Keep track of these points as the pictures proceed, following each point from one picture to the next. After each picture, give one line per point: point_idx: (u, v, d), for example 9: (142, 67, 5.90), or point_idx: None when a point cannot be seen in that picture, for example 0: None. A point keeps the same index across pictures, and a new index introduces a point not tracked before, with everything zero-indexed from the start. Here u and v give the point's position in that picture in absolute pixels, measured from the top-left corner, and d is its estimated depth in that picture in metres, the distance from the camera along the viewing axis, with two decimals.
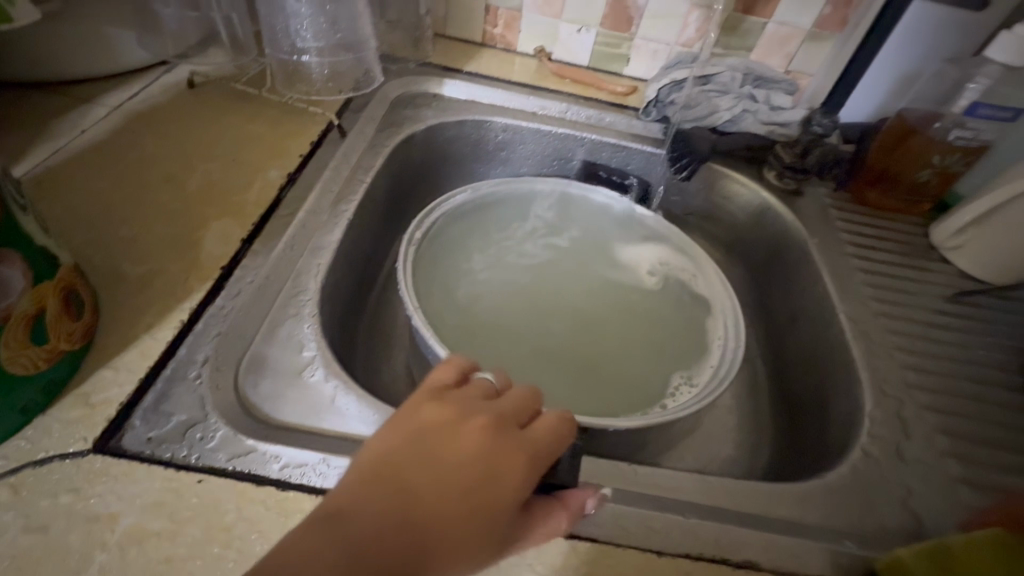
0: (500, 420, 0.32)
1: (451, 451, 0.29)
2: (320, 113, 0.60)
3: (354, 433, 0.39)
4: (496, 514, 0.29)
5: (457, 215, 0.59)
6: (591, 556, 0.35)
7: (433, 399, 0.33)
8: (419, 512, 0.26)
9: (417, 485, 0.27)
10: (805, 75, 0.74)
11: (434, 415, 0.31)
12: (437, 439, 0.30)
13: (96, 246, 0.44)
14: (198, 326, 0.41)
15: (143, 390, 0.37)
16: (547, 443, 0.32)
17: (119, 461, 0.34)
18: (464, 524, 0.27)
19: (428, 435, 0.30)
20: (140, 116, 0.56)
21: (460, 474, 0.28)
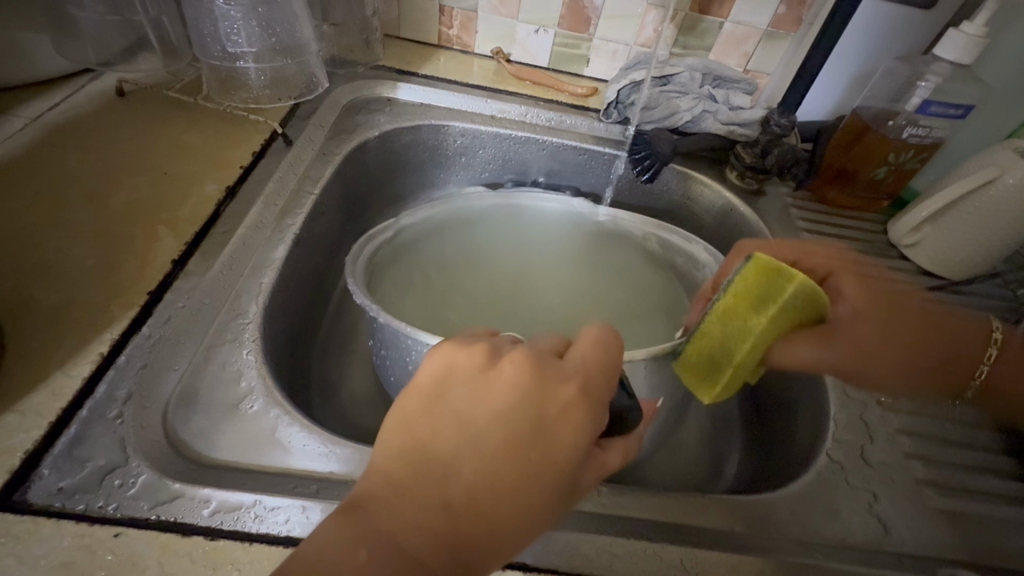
0: (539, 360, 0.27)
1: (484, 409, 0.26)
2: (263, 121, 0.57)
3: (296, 466, 0.36)
4: (549, 473, 0.25)
5: (405, 239, 0.54)
6: None
7: (460, 344, 0.28)
8: (457, 492, 0.25)
9: (453, 459, 0.25)
10: (763, 75, 0.74)
11: (461, 366, 0.27)
12: (468, 397, 0.26)
13: (5, 272, 0.41)
14: (120, 359, 0.38)
15: (54, 435, 0.34)
16: (597, 378, 0.28)
17: (22, 518, 0.30)
18: (512, 493, 0.25)
19: (457, 392, 0.26)
20: (60, 127, 0.52)
21: (497, 437, 0.25)
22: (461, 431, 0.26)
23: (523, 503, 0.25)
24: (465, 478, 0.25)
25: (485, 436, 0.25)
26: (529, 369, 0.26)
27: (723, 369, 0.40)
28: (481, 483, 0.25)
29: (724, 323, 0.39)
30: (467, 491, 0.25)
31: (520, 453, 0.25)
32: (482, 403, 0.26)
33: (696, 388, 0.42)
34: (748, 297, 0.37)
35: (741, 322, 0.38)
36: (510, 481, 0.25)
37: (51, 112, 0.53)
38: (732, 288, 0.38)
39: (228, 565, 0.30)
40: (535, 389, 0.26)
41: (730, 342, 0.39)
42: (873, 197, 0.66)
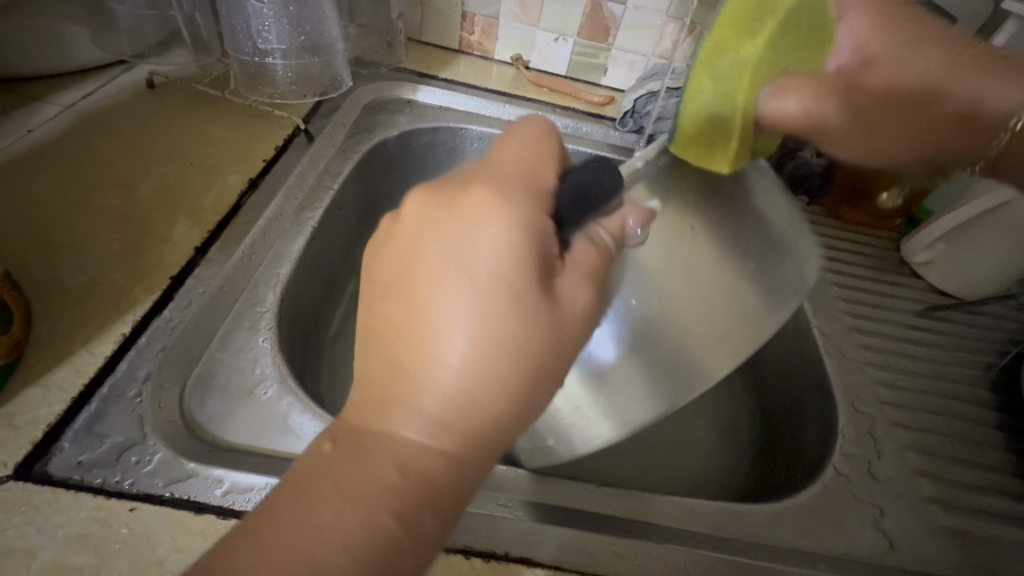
0: (456, 208, 0.29)
1: (423, 274, 0.28)
2: (287, 117, 0.58)
3: None
4: (512, 302, 0.27)
5: None
6: None
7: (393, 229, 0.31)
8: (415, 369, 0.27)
9: (410, 336, 0.28)
10: None
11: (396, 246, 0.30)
12: (406, 270, 0.29)
13: (34, 252, 0.42)
14: (141, 340, 0.39)
15: (75, 410, 0.34)
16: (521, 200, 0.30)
17: (42, 489, 0.31)
18: (482, 330, 0.27)
19: (395, 270, 0.29)
20: (92, 116, 0.54)
21: (442, 288, 0.28)
22: (408, 309, 0.28)
23: (499, 337, 0.27)
24: (424, 343, 0.27)
25: (434, 295, 0.28)
26: (453, 222, 0.29)
27: (725, 124, 0.38)
28: (457, 353, 0.27)
29: (717, 66, 0.40)
30: (429, 352, 0.27)
31: (473, 294, 0.27)
32: (418, 272, 0.29)
33: (706, 161, 0.37)
34: (736, 26, 0.40)
35: (733, 50, 0.40)
36: (482, 331, 0.27)
37: (83, 101, 0.55)
38: (721, 21, 0.40)
39: None
40: (463, 246, 0.28)
41: (721, 90, 0.40)
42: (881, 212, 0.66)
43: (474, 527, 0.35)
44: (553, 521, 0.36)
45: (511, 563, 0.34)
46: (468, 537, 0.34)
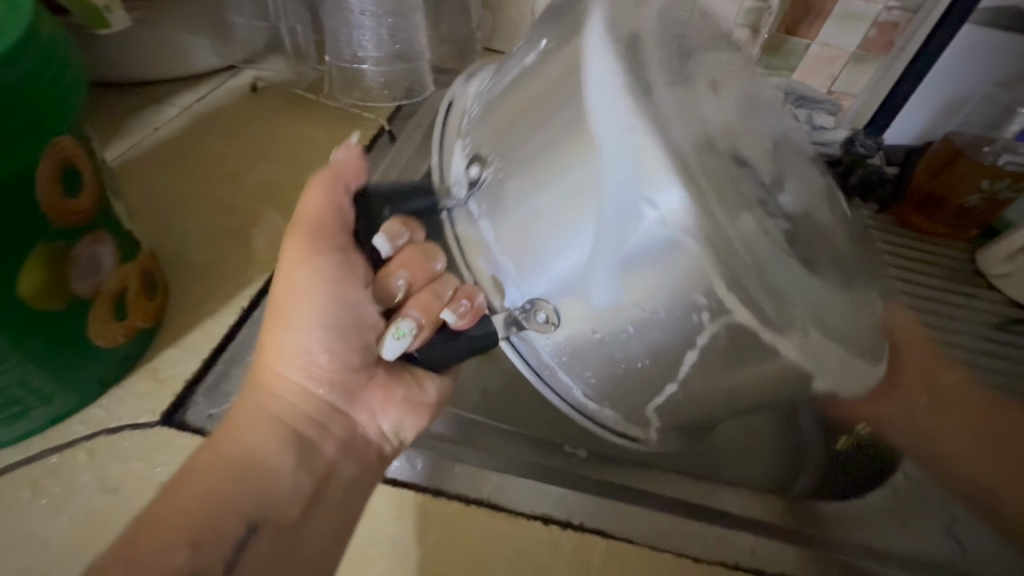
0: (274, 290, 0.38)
1: (269, 335, 0.36)
2: (373, 119, 0.64)
3: None
4: (295, 275, 0.35)
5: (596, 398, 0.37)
6: (627, 555, 0.36)
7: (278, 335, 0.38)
8: (253, 398, 0.34)
9: (258, 383, 0.35)
10: (848, 97, 0.75)
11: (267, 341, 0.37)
12: (261, 352, 0.36)
13: (165, 234, 0.48)
14: (255, 313, 0.43)
15: (205, 370, 0.39)
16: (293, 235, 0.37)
17: (182, 434, 0.36)
18: (292, 313, 0.35)
19: (258, 358, 0.36)
20: (206, 116, 0.60)
21: (273, 328, 0.36)
22: (261, 382, 0.35)
23: (299, 296, 0.35)
24: (260, 378, 0.35)
25: (269, 344, 0.36)
26: (270, 302, 0.37)
27: None
28: (303, 366, 0.35)
29: None
30: (263, 382, 0.35)
31: (276, 315, 0.36)
32: (264, 345, 0.36)
33: None
34: None
35: None
36: (283, 316, 0.35)
37: (198, 102, 0.61)
38: None
39: None
40: (273, 303, 0.37)
41: None
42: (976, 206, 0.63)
43: (551, 498, 0.37)
44: (625, 497, 0.38)
45: (588, 533, 0.36)
46: (545, 505, 0.37)
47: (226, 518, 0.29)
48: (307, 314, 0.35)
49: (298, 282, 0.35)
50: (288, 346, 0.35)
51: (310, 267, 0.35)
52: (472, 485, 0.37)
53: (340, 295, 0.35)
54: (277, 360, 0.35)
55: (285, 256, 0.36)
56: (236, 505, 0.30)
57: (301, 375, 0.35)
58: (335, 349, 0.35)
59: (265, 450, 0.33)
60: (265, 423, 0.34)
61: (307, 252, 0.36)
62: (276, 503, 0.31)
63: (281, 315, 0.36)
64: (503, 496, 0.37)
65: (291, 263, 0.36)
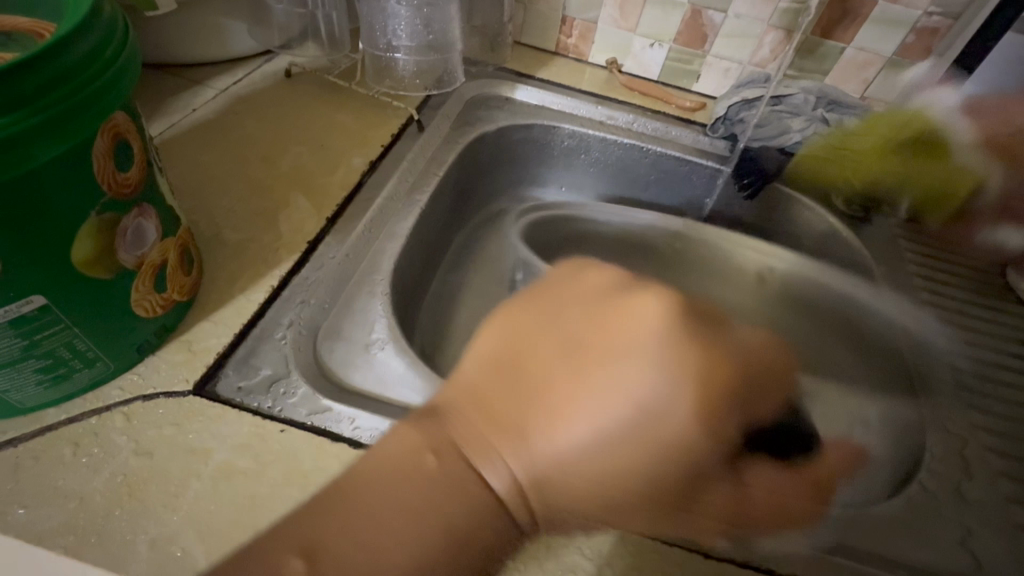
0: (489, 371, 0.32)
1: (540, 375, 0.31)
2: (402, 107, 0.65)
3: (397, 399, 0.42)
4: (611, 344, 0.31)
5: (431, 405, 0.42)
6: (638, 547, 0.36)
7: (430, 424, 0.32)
8: (497, 409, 0.31)
9: (502, 409, 0.31)
10: (880, 103, 0.74)
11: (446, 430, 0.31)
12: (530, 382, 0.31)
13: (201, 212, 0.49)
14: (285, 293, 0.45)
15: (236, 345, 0.41)
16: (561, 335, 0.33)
17: (214, 404, 0.37)
18: (575, 378, 0.30)
19: (492, 405, 0.31)
20: (241, 99, 0.61)
21: (547, 367, 0.31)
22: (523, 426, 0.30)
23: (590, 364, 0.31)
24: (549, 399, 0.30)
25: (548, 401, 0.30)
26: (483, 404, 0.31)
27: None
28: (586, 429, 0.29)
29: None
30: (540, 395, 0.31)
31: (538, 372, 0.31)
32: (486, 416, 0.31)
33: None
34: None
35: None
36: (592, 360, 0.31)
37: (234, 86, 0.63)
38: None
39: None
40: (527, 403, 0.31)
41: None
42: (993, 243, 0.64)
43: None
44: None
45: None
46: None
47: (482, 432, 0.30)
48: (607, 374, 0.30)
49: (592, 345, 0.31)
50: (570, 401, 0.30)
51: (639, 380, 0.30)
52: None
53: (644, 385, 0.29)
54: (645, 348, 0.30)
55: (554, 312, 0.34)
56: (494, 429, 0.30)
57: (586, 426, 0.29)
58: (638, 419, 0.29)
59: (573, 390, 0.30)
60: (646, 383, 0.29)
61: (626, 336, 0.31)
62: (558, 454, 0.29)
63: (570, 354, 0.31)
64: None
65: (574, 317, 0.33)
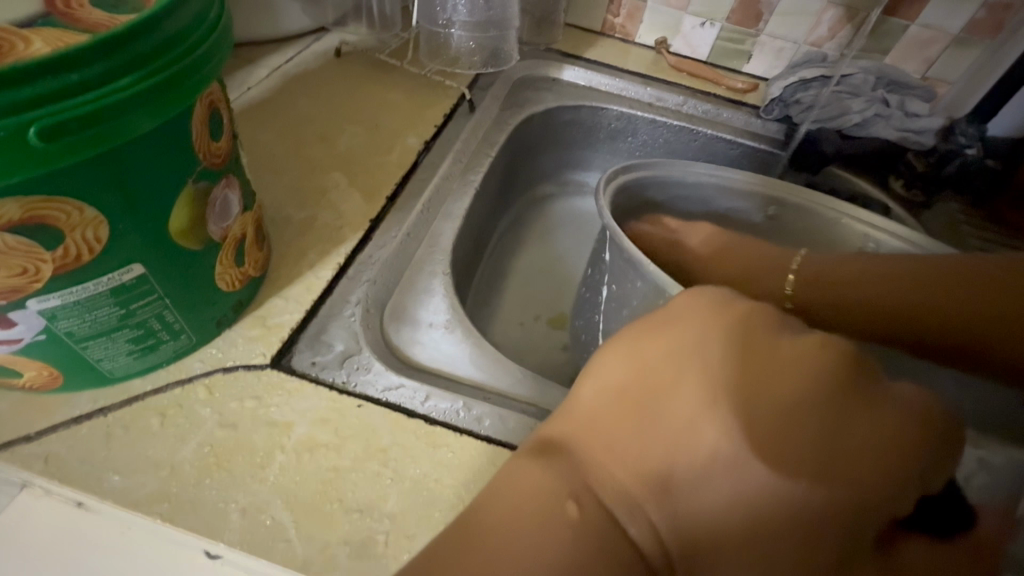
0: (614, 410, 0.28)
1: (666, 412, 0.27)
2: (453, 87, 0.64)
3: (467, 379, 0.42)
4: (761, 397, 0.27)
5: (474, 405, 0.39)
6: None
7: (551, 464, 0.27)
8: (621, 449, 0.27)
9: (625, 449, 0.27)
10: (944, 83, 0.71)
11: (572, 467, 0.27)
12: (643, 419, 0.27)
13: (263, 189, 0.49)
14: (351, 271, 0.45)
15: (307, 321, 0.41)
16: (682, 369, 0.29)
17: (292, 378, 0.37)
18: (717, 420, 0.26)
19: (613, 451, 0.27)
20: (294, 79, 0.61)
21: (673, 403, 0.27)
22: (644, 460, 0.26)
23: (737, 409, 0.26)
24: (675, 434, 0.26)
25: (670, 455, 0.26)
26: (615, 434, 0.27)
27: None
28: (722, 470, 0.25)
29: None
30: (668, 439, 0.26)
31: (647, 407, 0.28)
32: (616, 462, 0.27)
33: None
34: None
35: None
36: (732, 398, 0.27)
37: (286, 65, 0.62)
38: None
39: (445, 448, 0.36)
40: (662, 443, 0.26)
41: None
42: None
43: None
44: None
45: None
46: None
47: (611, 473, 0.26)
48: (750, 415, 0.26)
49: (736, 387, 0.27)
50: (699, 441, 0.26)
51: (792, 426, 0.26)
52: None
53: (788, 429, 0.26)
54: (788, 398, 0.27)
55: (685, 343, 0.30)
56: (625, 471, 0.26)
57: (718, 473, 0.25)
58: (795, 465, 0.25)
59: (709, 441, 0.26)
60: (786, 434, 0.26)
61: (776, 384, 0.27)
62: (703, 513, 0.25)
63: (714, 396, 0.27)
64: None
65: (711, 358, 0.29)
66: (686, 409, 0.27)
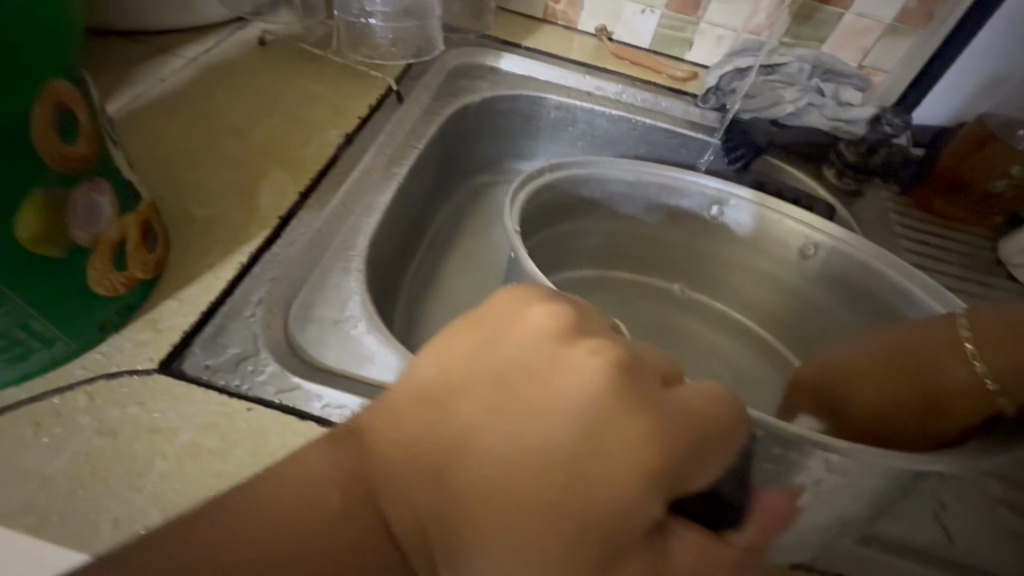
0: (405, 401, 0.26)
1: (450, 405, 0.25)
2: (380, 77, 0.63)
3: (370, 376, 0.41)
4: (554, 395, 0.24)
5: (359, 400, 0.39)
6: None
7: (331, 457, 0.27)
8: (398, 444, 0.25)
9: (402, 444, 0.25)
10: (879, 72, 0.71)
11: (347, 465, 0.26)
12: (429, 413, 0.25)
13: (168, 185, 0.48)
14: (254, 270, 0.44)
15: (202, 322, 0.40)
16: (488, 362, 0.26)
17: (180, 382, 0.37)
18: (496, 421, 0.24)
19: (393, 446, 0.26)
20: (213, 69, 0.59)
21: (462, 395, 0.25)
22: (419, 455, 0.25)
23: (524, 408, 0.24)
24: (453, 431, 0.24)
25: (444, 449, 0.24)
26: (398, 428, 0.26)
27: None
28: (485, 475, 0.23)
29: None
30: (445, 435, 0.24)
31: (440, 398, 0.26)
32: (389, 456, 0.25)
33: None
34: None
35: None
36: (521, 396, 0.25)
37: (205, 55, 0.60)
38: None
39: None
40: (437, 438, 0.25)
41: None
42: (986, 211, 0.63)
43: None
44: None
45: None
46: None
47: (380, 472, 0.25)
48: (537, 416, 0.24)
49: (520, 381, 0.25)
50: (477, 438, 0.24)
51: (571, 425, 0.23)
52: None
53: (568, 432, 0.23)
54: (576, 403, 0.24)
55: (494, 333, 0.27)
56: (395, 469, 0.25)
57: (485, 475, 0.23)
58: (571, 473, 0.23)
59: (481, 441, 0.24)
60: (571, 450, 0.23)
61: (572, 380, 0.25)
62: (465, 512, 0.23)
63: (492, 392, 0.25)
64: None
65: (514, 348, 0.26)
66: (466, 415, 0.24)
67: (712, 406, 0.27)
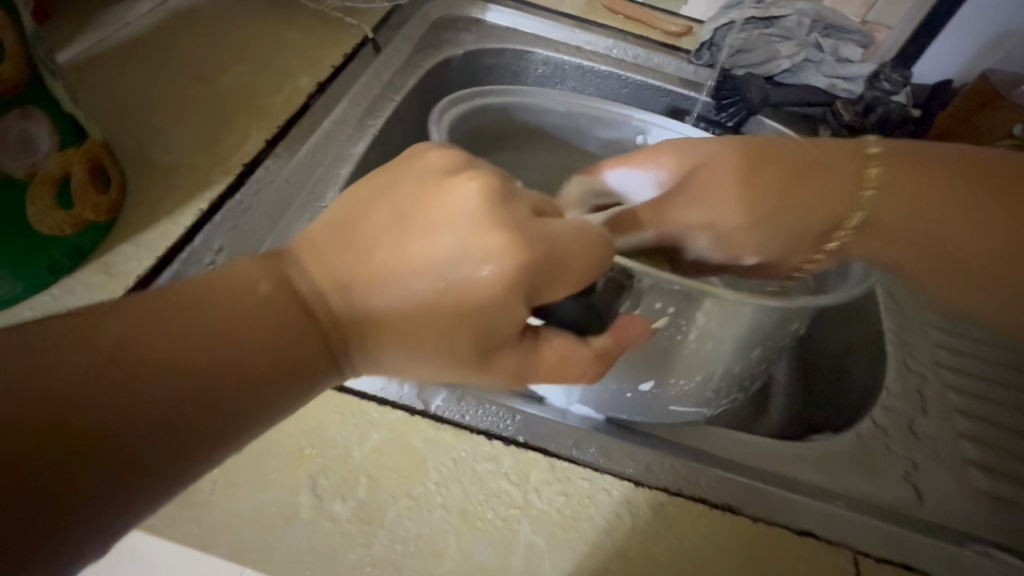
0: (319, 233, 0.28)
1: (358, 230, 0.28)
2: (357, 27, 0.60)
3: None
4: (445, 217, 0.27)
5: None
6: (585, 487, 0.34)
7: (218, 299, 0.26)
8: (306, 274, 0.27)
9: (306, 274, 0.27)
10: (884, 29, 0.67)
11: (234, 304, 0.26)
12: (344, 248, 0.27)
13: (129, 130, 0.46)
14: (215, 218, 0.42)
15: (160, 268, 0.39)
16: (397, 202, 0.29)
17: None
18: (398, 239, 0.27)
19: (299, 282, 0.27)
20: (182, 15, 0.57)
21: (369, 225, 0.28)
22: (337, 273, 0.27)
23: (419, 232, 0.27)
24: (363, 254, 0.27)
25: (353, 266, 0.27)
26: (311, 254, 0.28)
27: None
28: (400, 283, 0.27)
29: None
30: (355, 255, 0.27)
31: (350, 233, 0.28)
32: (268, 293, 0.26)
33: None
34: None
35: None
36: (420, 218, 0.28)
37: None
38: None
39: None
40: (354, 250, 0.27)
41: None
42: None
43: (497, 415, 0.36)
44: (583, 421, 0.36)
45: (529, 451, 0.35)
46: (490, 421, 0.35)
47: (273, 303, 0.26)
48: (435, 230, 0.27)
49: (414, 215, 0.28)
50: (386, 254, 0.27)
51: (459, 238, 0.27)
52: (426, 397, 0.36)
53: (458, 247, 0.26)
54: (460, 226, 0.27)
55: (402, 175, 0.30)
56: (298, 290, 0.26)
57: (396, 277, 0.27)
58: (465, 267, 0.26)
59: (387, 259, 0.27)
60: (457, 256, 0.26)
61: (455, 206, 0.28)
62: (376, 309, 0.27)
63: (392, 226, 0.28)
64: (445, 408, 0.35)
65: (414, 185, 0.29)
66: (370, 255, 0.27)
67: (573, 235, 0.28)
